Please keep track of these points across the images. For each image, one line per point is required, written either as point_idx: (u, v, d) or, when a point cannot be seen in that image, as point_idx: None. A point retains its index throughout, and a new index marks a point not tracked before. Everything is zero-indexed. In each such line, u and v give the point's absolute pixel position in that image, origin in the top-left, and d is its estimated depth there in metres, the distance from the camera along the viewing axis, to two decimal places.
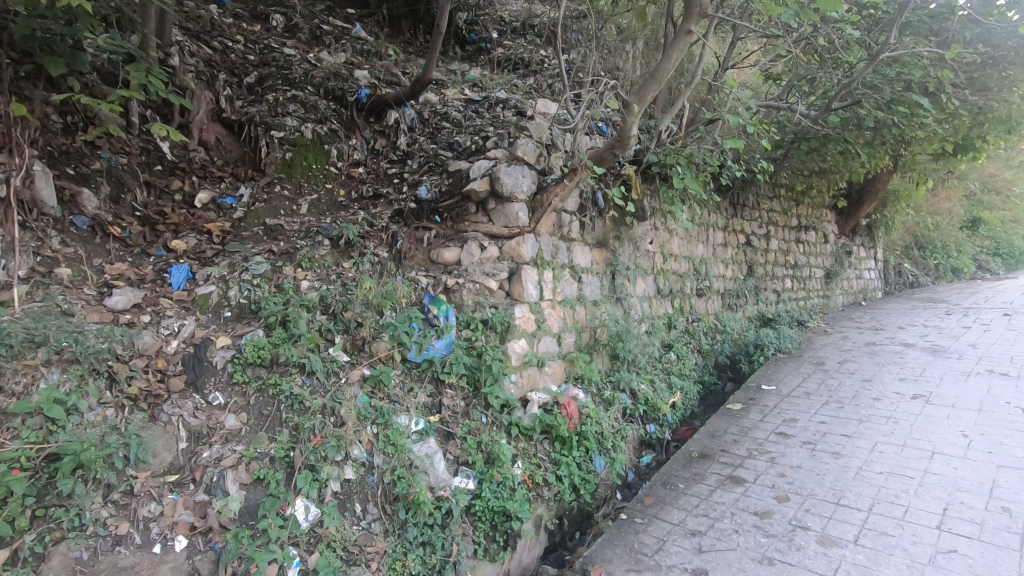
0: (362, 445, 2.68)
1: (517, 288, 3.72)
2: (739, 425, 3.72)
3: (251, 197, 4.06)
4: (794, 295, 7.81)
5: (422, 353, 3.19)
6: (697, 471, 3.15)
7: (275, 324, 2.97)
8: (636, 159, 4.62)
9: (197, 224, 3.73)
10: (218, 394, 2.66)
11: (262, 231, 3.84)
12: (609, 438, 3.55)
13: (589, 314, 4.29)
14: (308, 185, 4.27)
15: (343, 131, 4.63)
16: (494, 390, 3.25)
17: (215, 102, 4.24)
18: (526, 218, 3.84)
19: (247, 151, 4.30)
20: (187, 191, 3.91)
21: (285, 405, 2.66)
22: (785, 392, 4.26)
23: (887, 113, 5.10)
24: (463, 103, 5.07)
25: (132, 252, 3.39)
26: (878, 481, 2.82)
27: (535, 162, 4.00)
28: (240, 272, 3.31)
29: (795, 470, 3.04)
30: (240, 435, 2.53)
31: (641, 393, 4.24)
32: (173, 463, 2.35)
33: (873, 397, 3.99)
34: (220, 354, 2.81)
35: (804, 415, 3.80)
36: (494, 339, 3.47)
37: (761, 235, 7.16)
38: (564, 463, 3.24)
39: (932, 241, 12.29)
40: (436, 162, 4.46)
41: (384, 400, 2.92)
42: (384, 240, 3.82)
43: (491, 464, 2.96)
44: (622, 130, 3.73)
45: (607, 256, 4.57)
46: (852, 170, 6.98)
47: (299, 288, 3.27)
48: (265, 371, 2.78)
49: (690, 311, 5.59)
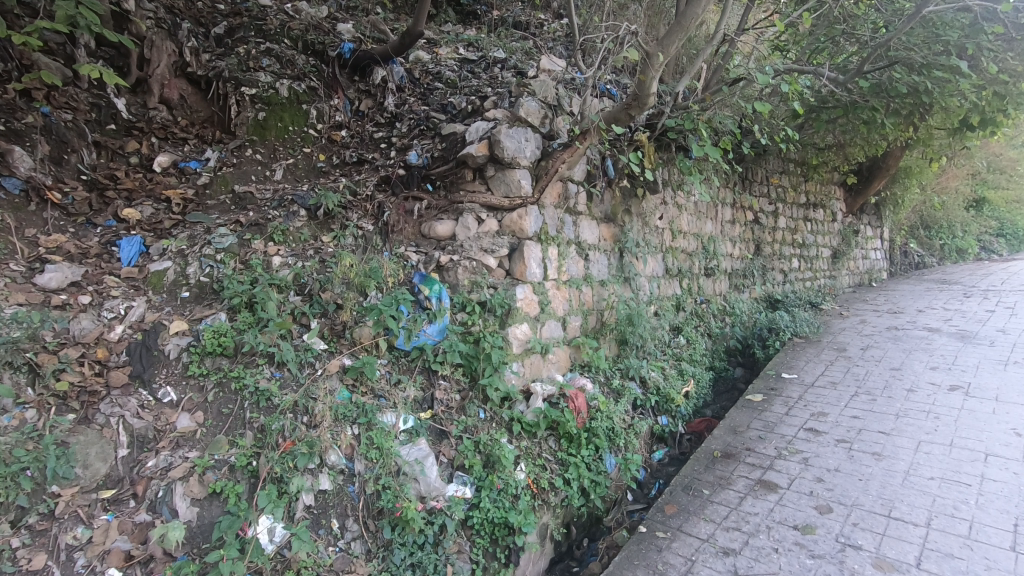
0: (341, 450, 2.28)
1: (519, 266, 3.30)
2: (763, 419, 3.36)
3: (219, 161, 3.59)
4: (801, 276, 7.45)
5: (412, 340, 2.81)
6: (722, 474, 2.80)
7: (241, 306, 2.57)
8: (650, 124, 4.18)
9: (154, 191, 3.28)
10: (169, 390, 2.26)
11: (229, 199, 3.39)
12: (621, 434, 3.18)
13: (595, 296, 3.90)
14: (284, 148, 3.80)
15: (324, 90, 4.15)
16: (494, 382, 2.87)
17: (178, 54, 3.74)
18: (530, 187, 3.40)
19: (215, 111, 3.81)
20: (144, 154, 3.46)
21: (249, 403, 2.27)
22: (808, 382, 3.90)
23: (922, 78, 4.66)
24: (457, 62, 4.57)
25: (75, 221, 2.95)
26: (932, 490, 2.48)
27: (540, 124, 3.55)
28: (201, 245, 2.87)
29: (833, 473, 2.70)
30: (194, 440, 2.14)
31: (651, 381, 3.87)
32: (109, 476, 1.96)
33: (906, 388, 3.64)
34: (174, 342, 2.40)
35: (834, 409, 3.44)
36: (493, 323, 3.08)
37: (770, 212, 6.77)
38: (571, 464, 2.88)
39: (938, 220, 11.96)
40: (428, 125, 3.98)
41: (367, 395, 2.54)
42: (369, 211, 3.42)
43: (491, 469, 2.59)
44: (640, 88, 3.27)
45: (615, 233, 4.15)
46: (869, 145, 6.56)
47: (270, 265, 2.85)
48: (227, 362, 2.39)
49: (699, 292, 5.22)
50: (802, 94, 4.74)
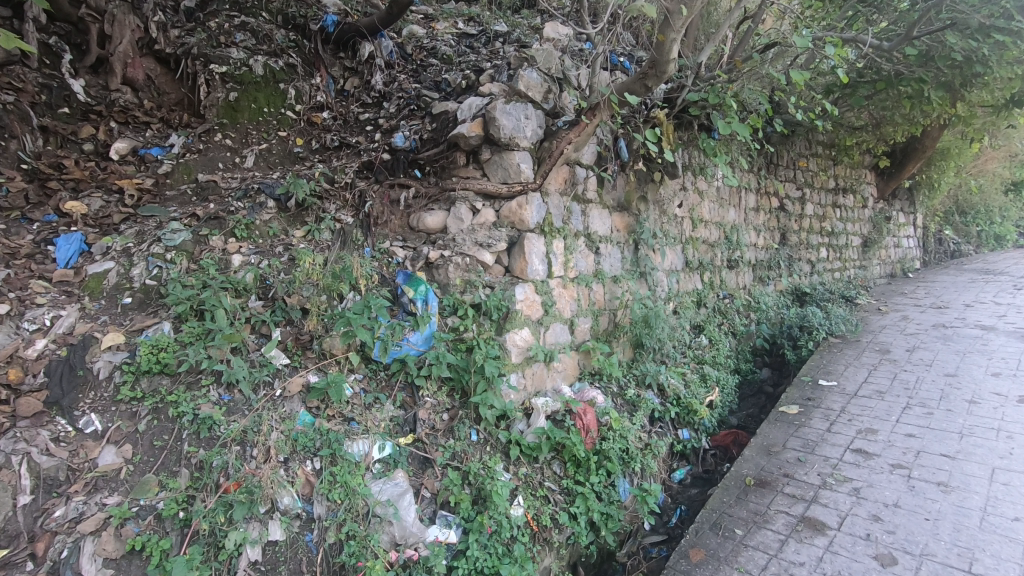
0: (297, 489, 1.91)
1: (519, 263, 2.86)
2: (801, 437, 2.92)
3: (184, 147, 3.21)
4: (830, 266, 6.92)
5: (390, 352, 2.42)
6: (757, 508, 2.37)
7: (188, 315, 2.20)
8: (669, 100, 3.71)
9: (106, 181, 2.90)
10: (93, 418, 1.89)
11: (191, 189, 3.01)
12: (637, 457, 2.75)
13: (607, 295, 3.46)
14: (257, 132, 3.42)
15: (304, 67, 3.71)
16: (488, 399, 2.45)
17: (143, 30, 3.31)
18: (530, 172, 2.96)
19: (185, 93, 3.42)
20: (100, 139, 3.09)
21: (189, 432, 1.91)
22: (850, 390, 3.43)
23: (980, 43, 4.10)
24: (455, 36, 4.12)
25: (7, 217, 2.59)
26: (1019, 536, 2.04)
27: (542, 101, 3.09)
28: (149, 243, 2.49)
29: (892, 510, 2.25)
30: (117, 481, 1.77)
31: (671, 389, 3.43)
32: (4, 531, 1.60)
33: (967, 400, 3.16)
34: (105, 358, 2.03)
35: (885, 424, 2.98)
36: (488, 329, 2.67)
37: (797, 198, 6.24)
38: (578, 495, 2.47)
39: (975, 205, 11.23)
40: (419, 104, 3.53)
41: (335, 420, 2.16)
42: (349, 202, 3.02)
43: (482, 506, 2.18)
44: (659, 50, 2.74)
45: (629, 222, 3.70)
46: (911, 124, 5.97)
47: (229, 265, 2.48)
48: (168, 382, 2.02)
49: (722, 286, 4.75)
50: (842, 64, 4.20)
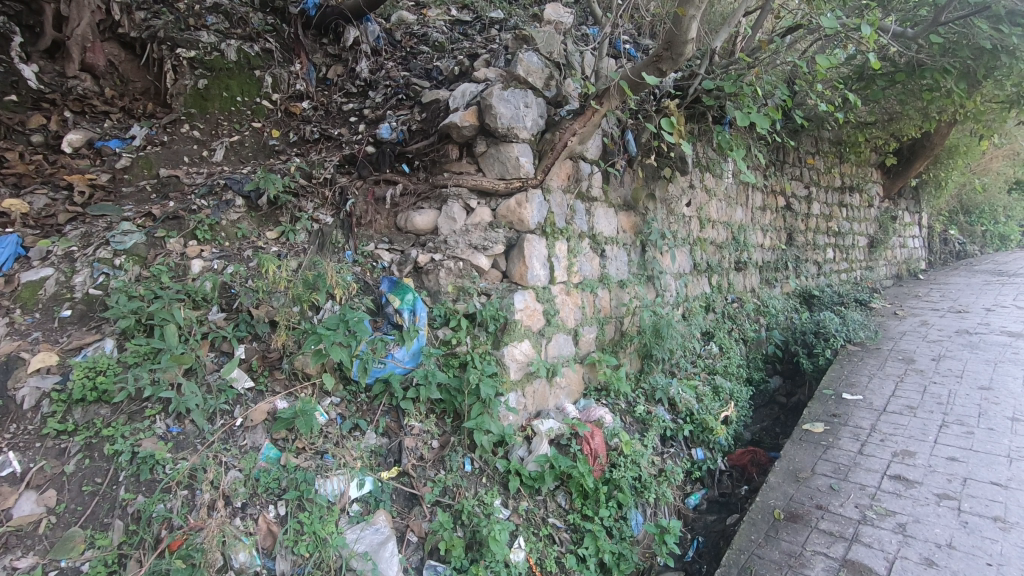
0: (256, 543, 1.61)
1: (518, 268, 2.56)
2: (832, 461, 2.63)
3: (146, 139, 2.89)
4: (837, 268, 6.66)
5: (372, 372, 2.12)
6: (791, 549, 2.08)
7: (134, 331, 1.89)
8: (680, 90, 3.41)
9: (53, 176, 2.58)
10: (10, 458, 1.58)
11: (151, 186, 2.69)
12: (650, 485, 2.46)
13: (614, 301, 3.17)
14: (228, 123, 3.10)
15: (282, 54, 3.39)
16: (484, 424, 2.14)
17: (105, 11, 2.97)
18: (531, 167, 2.64)
19: (151, 81, 3.09)
20: (51, 131, 2.76)
21: (127, 475, 1.60)
22: (878, 405, 3.15)
23: (1011, 30, 3.82)
24: (448, 22, 3.80)
25: None
26: None
27: (543, 88, 2.78)
28: (95, 246, 2.18)
29: (946, 552, 1.97)
30: (35, 536, 1.47)
31: (683, 404, 3.14)
32: None
33: (1008, 418, 2.89)
34: (31, 385, 1.72)
35: (923, 445, 2.69)
36: (485, 342, 2.37)
37: (804, 197, 5.97)
38: (587, 534, 2.16)
39: (980, 205, 11.01)
40: (408, 93, 3.19)
41: (306, 454, 1.87)
42: (329, 199, 2.72)
43: (477, 553, 1.88)
44: (677, 27, 2.42)
45: (636, 222, 3.40)
46: (925, 120, 5.71)
47: (188, 271, 2.17)
48: (108, 412, 1.72)
49: (730, 290, 4.46)
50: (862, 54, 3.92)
